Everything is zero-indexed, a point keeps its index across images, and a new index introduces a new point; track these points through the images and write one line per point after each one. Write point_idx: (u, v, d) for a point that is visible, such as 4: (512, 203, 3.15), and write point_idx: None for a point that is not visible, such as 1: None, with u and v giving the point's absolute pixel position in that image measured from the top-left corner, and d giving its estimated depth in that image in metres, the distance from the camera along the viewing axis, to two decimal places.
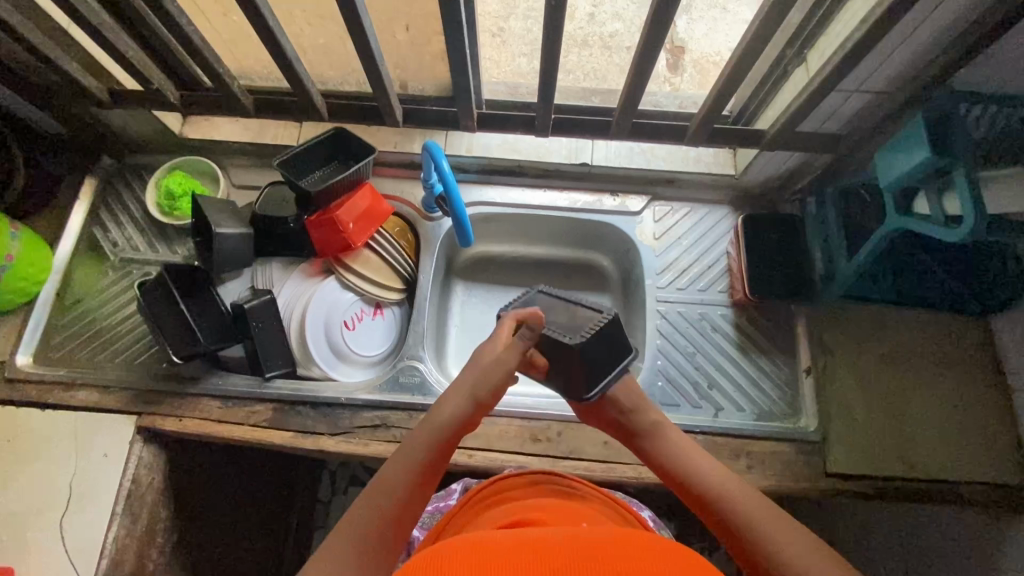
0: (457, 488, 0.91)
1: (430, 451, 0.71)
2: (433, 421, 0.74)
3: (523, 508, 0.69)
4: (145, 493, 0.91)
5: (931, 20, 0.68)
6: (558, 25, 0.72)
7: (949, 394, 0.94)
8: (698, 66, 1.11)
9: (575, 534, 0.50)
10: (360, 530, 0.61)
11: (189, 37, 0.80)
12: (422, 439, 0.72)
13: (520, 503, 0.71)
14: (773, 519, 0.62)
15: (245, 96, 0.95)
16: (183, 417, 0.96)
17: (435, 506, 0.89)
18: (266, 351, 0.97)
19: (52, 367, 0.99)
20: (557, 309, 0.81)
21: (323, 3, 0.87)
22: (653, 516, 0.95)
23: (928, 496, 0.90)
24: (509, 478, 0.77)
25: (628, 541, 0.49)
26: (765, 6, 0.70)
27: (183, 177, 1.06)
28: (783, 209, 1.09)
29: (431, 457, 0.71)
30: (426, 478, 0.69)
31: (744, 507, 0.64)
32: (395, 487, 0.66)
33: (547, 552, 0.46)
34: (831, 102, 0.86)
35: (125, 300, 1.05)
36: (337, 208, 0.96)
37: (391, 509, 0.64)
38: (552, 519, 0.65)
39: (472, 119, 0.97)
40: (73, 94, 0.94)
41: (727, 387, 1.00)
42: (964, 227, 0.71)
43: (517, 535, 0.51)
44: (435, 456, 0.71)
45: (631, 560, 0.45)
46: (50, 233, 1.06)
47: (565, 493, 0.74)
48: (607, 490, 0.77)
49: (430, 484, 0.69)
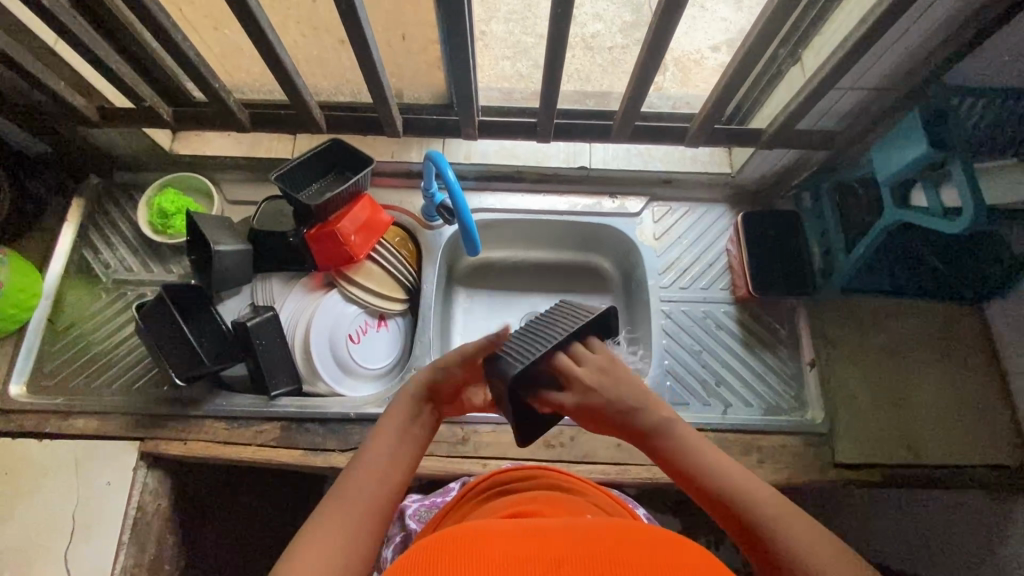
0: (456, 486, 0.91)
1: (396, 435, 0.66)
2: (394, 408, 0.69)
3: (521, 498, 0.66)
4: (152, 520, 0.89)
5: (928, 15, 0.69)
6: (562, 31, 0.72)
7: (948, 380, 0.97)
8: (680, 65, 1.10)
9: (575, 522, 0.49)
10: (329, 526, 0.57)
11: (185, 53, 0.79)
12: (390, 420, 0.67)
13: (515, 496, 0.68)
14: (807, 528, 0.54)
15: (241, 110, 0.93)
16: (188, 441, 0.94)
17: (432, 500, 0.93)
18: (271, 368, 0.95)
19: (47, 395, 0.96)
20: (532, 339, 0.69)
21: (319, 14, 0.86)
22: (646, 514, 0.97)
23: (934, 481, 0.92)
24: (510, 471, 0.75)
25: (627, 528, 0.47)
26: (766, 9, 0.71)
27: (176, 195, 1.04)
28: (778, 205, 1.11)
29: (398, 441, 0.66)
30: (399, 457, 0.64)
31: (775, 517, 0.55)
32: (364, 479, 0.62)
33: (547, 541, 0.45)
34: (828, 99, 0.87)
35: (120, 322, 1.02)
36: (337, 220, 0.95)
37: (362, 499, 0.60)
38: (551, 506, 0.63)
39: (472, 126, 0.97)
40: (61, 114, 0.91)
41: (734, 384, 1.01)
42: (964, 217, 0.72)
43: (520, 524, 0.50)
44: (400, 439, 0.66)
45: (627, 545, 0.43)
46: (37, 257, 1.03)
47: (562, 487, 0.70)
48: (606, 487, 0.74)
49: (402, 468, 0.64)
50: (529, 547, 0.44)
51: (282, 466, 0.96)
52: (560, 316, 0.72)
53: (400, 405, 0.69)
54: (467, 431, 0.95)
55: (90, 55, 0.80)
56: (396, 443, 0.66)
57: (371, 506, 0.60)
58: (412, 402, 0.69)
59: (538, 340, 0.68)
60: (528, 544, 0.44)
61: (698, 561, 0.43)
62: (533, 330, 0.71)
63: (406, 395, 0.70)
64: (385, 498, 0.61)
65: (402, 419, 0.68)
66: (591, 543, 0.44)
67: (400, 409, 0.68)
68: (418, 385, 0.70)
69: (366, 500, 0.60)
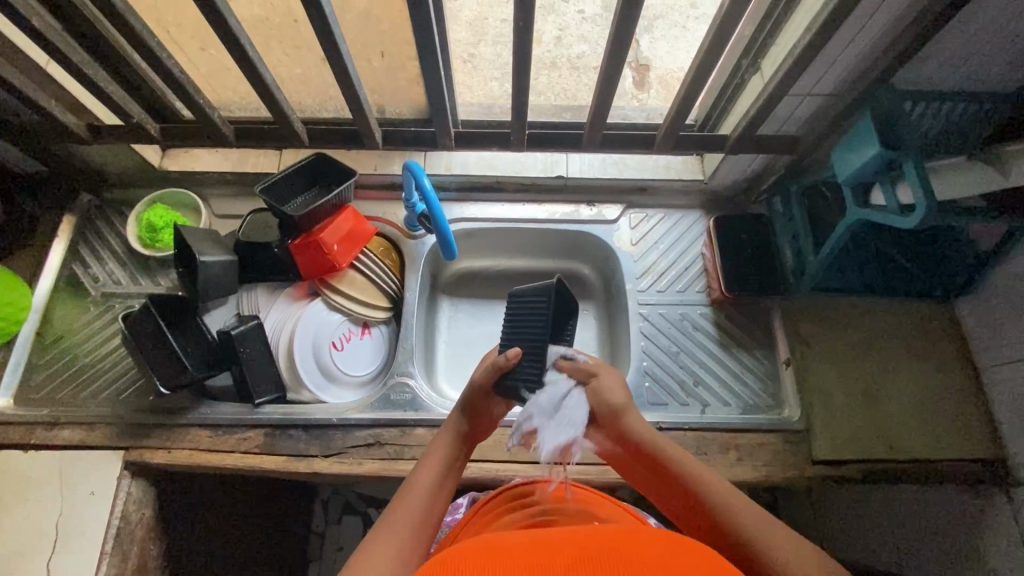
0: (463, 503, 0.99)
1: (440, 468, 0.71)
2: (437, 446, 0.74)
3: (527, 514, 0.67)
4: (135, 529, 0.90)
5: (872, 22, 0.73)
6: (526, 42, 0.76)
7: (920, 375, 0.99)
8: (663, 82, 1.17)
9: (577, 532, 0.51)
10: (381, 545, 0.60)
11: (169, 70, 0.83)
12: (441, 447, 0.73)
13: (521, 513, 0.68)
14: (795, 551, 0.57)
15: (226, 125, 0.97)
16: (173, 449, 0.95)
17: (442, 521, 0.98)
18: (255, 377, 0.97)
19: (33, 407, 0.98)
20: (524, 335, 0.74)
21: (299, 34, 0.91)
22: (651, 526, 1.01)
23: (910, 476, 0.93)
24: (515, 489, 0.77)
25: (622, 534, 0.50)
26: (716, 22, 0.75)
27: (164, 210, 1.07)
28: (751, 209, 1.15)
29: (445, 472, 0.71)
30: (444, 485, 0.70)
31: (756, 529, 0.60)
32: (416, 505, 0.66)
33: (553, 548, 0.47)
34: (787, 106, 0.91)
35: (108, 334, 1.04)
36: (320, 230, 0.98)
37: (414, 519, 0.64)
38: (554, 519, 0.64)
39: (450, 137, 1.00)
40: (52, 133, 0.95)
41: (711, 384, 1.03)
42: (917, 214, 0.74)
43: (525, 534, 0.52)
44: (445, 470, 0.71)
45: (624, 550, 0.46)
46: (28, 272, 1.05)
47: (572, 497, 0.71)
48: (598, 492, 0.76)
49: (444, 499, 0.69)
50: (530, 551, 0.47)
51: (265, 473, 0.96)
52: (527, 312, 0.75)
53: (446, 441, 0.74)
54: None
55: (79, 75, 0.84)
56: (442, 477, 0.70)
57: (421, 529, 0.64)
58: (457, 437, 0.75)
59: (531, 346, 0.73)
60: (539, 554, 0.46)
61: (688, 561, 0.45)
62: (517, 337, 0.75)
63: (450, 431, 0.75)
64: (430, 525, 0.65)
65: (448, 453, 0.73)
66: (595, 546, 0.47)
67: (445, 446, 0.74)
68: (460, 420, 0.76)
69: (416, 523, 0.64)
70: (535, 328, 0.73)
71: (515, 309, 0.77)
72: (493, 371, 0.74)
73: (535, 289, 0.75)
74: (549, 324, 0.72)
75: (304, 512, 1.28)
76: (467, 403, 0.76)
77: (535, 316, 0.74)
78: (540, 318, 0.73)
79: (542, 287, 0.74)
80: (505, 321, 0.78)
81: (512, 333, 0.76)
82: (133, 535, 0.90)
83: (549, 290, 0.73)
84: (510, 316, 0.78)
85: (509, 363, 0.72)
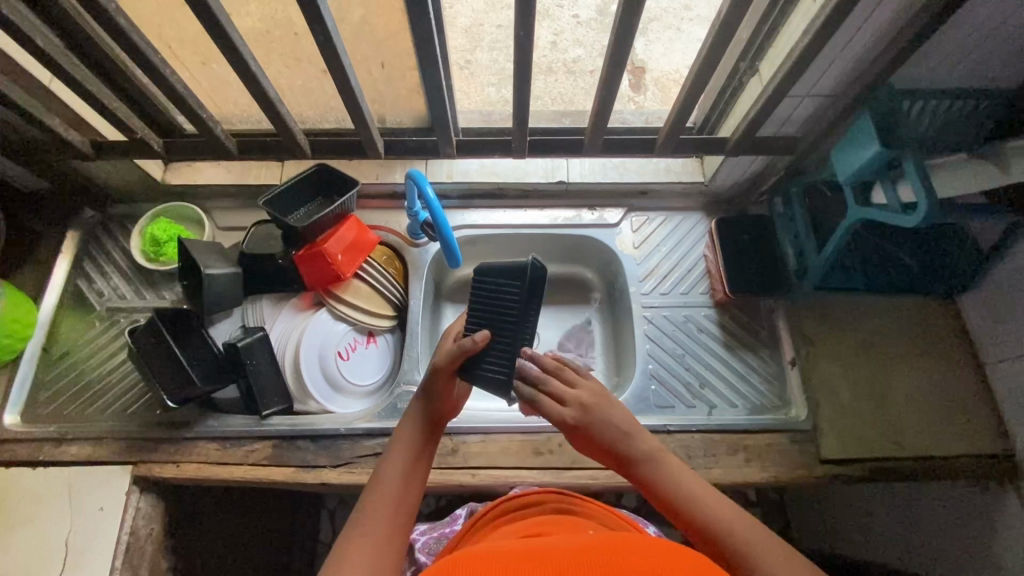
0: (462, 513, 1.01)
1: (407, 461, 0.69)
2: (401, 437, 0.71)
3: (529, 524, 0.67)
4: (144, 545, 0.90)
5: (869, 23, 0.74)
6: (527, 51, 0.77)
7: (926, 372, 0.99)
8: (659, 84, 1.18)
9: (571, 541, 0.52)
10: (355, 548, 0.59)
11: (172, 85, 0.83)
12: (404, 440, 0.70)
13: (523, 522, 0.68)
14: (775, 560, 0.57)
15: (229, 139, 0.97)
16: (181, 463, 0.95)
17: (442, 531, 0.98)
18: (262, 388, 0.97)
19: (40, 424, 0.98)
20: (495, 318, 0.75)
21: (301, 47, 0.91)
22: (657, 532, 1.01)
23: (919, 473, 0.93)
24: (517, 498, 0.77)
25: (615, 543, 0.50)
26: (715, 27, 0.76)
27: (168, 223, 1.07)
28: (752, 209, 1.15)
29: (410, 466, 0.68)
30: (411, 479, 0.67)
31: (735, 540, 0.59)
32: (384, 506, 0.64)
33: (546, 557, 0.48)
34: (786, 107, 0.92)
35: (114, 349, 1.04)
36: (324, 241, 0.98)
37: (383, 520, 0.62)
38: (556, 529, 0.64)
39: (452, 146, 1.01)
40: (56, 150, 0.95)
41: (718, 386, 1.03)
42: (919, 213, 0.75)
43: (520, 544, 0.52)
44: (414, 459, 0.69)
45: (616, 557, 0.46)
46: (33, 289, 1.05)
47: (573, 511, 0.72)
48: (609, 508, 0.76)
49: (417, 489, 0.68)
50: (524, 559, 0.47)
51: (273, 485, 0.96)
52: (498, 293, 0.75)
53: (407, 434, 0.71)
54: (456, 442, 0.96)
55: (83, 92, 0.85)
56: (408, 471, 0.68)
57: (394, 526, 0.62)
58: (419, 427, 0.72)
59: (503, 329, 0.74)
60: (533, 561, 0.47)
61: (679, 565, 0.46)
62: (487, 319, 0.75)
63: (413, 419, 0.73)
64: (404, 522, 0.63)
65: (410, 446, 0.70)
66: (588, 553, 0.47)
67: (411, 434, 0.71)
68: (421, 407, 0.74)
69: (386, 524, 0.62)
70: (508, 310, 0.74)
71: (485, 290, 0.77)
72: (458, 353, 0.73)
73: (505, 270, 0.75)
74: (523, 308, 0.74)
75: (311, 523, 1.28)
76: (427, 389, 0.74)
77: (507, 298, 0.75)
78: (513, 301, 0.74)
79: (514, 268, 0.74)
80: (472, 301, 0.77)
81: (482, 314, 0.76)
82: (143, 549, 0.90)
83: (524, 272, 0.74)
84: (478, 296, 0.77)
85: (478, 346, 0.72)
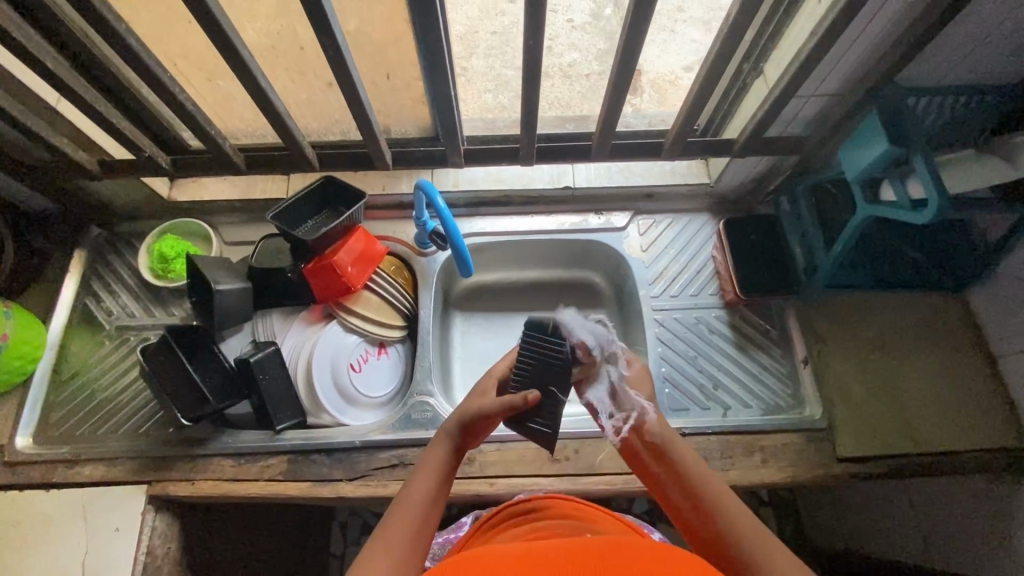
0: (466, 520, 1.01)
1: (436, 479, 0.66)
2: (427, 464, 0.68)
3: (533, 527, 0.67)
4: (162, 564, 0.89)
5: (875, 22, 0.74)
6: (536, 59, 0.77)
7: (937, 366, 0.99)
8: (655, 86, 1.19)
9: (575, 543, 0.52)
10: (376, 560, 0.57)
11: (182, 103, 0.83)
12: (436, 458, 0.68)
13: (529, 526, 0.68)
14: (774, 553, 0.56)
15: (237, 154, 0.97)
16: (196, 481, 0.94)
17: (443, 538, 0.98)
18: (276, 402, 0.97)
19: (53, 445, 0.97)
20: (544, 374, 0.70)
21: (307, 61, 0.92)
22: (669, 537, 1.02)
23: (935, 468, 0.93)
24: (519, 501, 0.76)
25: (619, 547, 0.50)
26: (722, 31, 0.76)
27: (175, 239, 1.07)
28: (758, 209, 1.16)
29: (438, 484, 0.66)
30: (438, 498, 0.65)
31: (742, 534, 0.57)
32: (408, 520, 0.61)
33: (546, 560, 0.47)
34: (792, 107, 0.92)
35: (125, 367, 1.03)
36: (334, 253, 0.98)
37: (407, 533, 0.60)
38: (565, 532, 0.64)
39: (460, 154, 1.00)
40: (63, 170, 0.95)
41: (731, 386, 1.03)
42: (930, 208, 0.75)
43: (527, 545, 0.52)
44: (441, 481, 0.67)
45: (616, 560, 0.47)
46: (41, 309, 1.05)
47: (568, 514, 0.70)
48: (601, 505, 0.74)
49: (436, 520, 0.64)
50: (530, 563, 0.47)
51: (289, 500, 0.96)
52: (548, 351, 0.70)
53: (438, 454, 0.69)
54: (471, 451, 0.96)
55: (91, 112, 0.84)
56: (436, 488, 0.66)
57: (418, 538, 0.60)
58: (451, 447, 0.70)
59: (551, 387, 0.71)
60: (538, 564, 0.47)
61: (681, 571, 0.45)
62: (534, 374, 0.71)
63: (446, 439, 0.71)
64: (427, 536, 0.62)
65: (441, 464, 0.68)
66: (589, 557, 0.47)
67: (438, 463, 0.68)
68: (453, 435, 0.71)
69: (410, 537, 0.60)
70: (558, 365, 0.70)
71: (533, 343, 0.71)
72: (506, 407, 0.68)
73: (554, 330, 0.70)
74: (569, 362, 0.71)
75: (322, 535, 1.27)
76: (466, 417, 0.71)
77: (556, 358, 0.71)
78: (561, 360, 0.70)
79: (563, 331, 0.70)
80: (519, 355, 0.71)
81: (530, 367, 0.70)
82: (160, 569, 0.89)
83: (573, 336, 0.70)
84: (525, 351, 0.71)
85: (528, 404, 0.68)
